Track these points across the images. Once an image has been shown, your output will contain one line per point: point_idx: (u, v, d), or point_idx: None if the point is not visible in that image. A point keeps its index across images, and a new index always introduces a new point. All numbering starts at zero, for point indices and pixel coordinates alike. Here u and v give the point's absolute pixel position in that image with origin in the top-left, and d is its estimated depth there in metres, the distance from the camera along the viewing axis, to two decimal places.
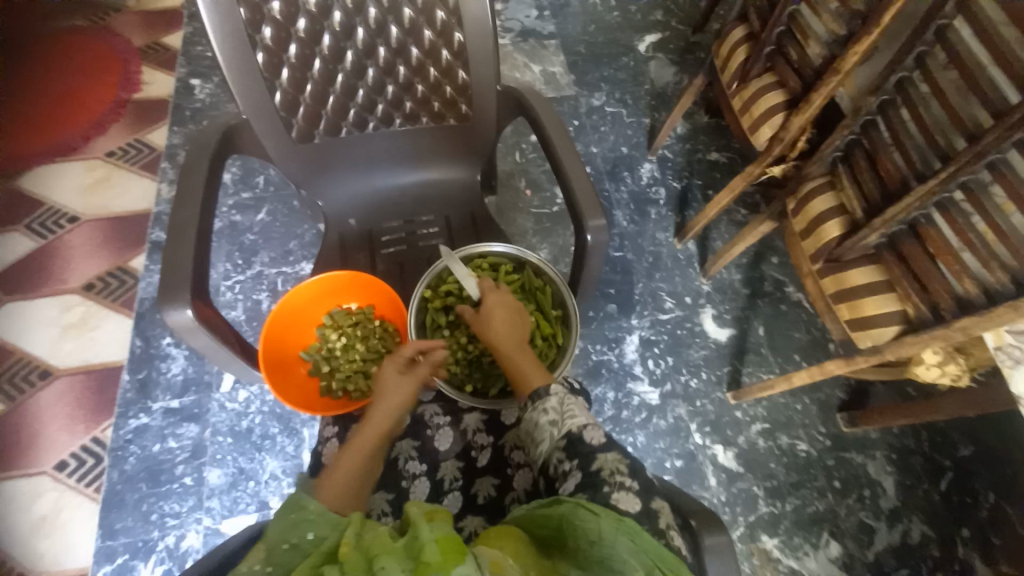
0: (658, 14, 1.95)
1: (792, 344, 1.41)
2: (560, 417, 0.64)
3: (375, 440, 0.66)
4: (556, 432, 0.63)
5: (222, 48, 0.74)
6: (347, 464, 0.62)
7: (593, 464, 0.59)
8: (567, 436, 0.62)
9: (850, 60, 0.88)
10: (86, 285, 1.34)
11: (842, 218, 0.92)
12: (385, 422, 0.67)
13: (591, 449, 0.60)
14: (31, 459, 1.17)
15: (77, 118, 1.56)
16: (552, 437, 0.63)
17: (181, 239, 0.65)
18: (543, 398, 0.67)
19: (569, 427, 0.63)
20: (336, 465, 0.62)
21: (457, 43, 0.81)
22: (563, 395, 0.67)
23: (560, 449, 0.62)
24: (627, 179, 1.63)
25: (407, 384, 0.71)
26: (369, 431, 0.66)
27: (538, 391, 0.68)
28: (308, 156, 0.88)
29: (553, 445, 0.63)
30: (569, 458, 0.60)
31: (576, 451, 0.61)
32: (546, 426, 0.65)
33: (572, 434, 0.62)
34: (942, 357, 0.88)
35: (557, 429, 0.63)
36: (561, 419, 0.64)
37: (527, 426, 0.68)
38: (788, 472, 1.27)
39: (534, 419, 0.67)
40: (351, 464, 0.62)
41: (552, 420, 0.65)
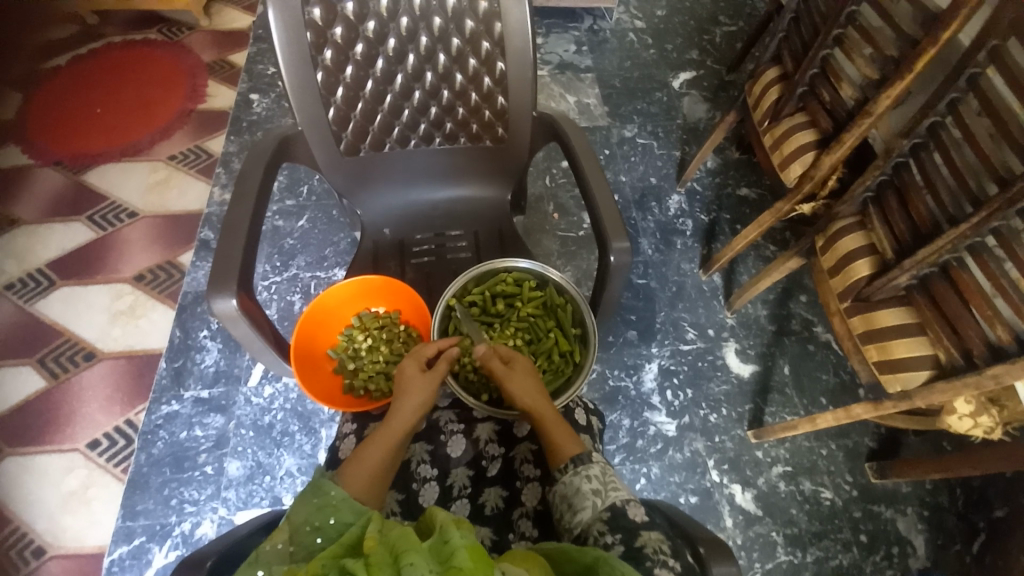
0: (693, 53, 2.01)
1: (819, 385, 1.37)
2: (603, 488, 0.64)
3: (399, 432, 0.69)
4: (599, 502, 0.62)
5: (287, 66, 0.81)
6: (372, 456, 0.65)
7: (637, 539, 0.56)
8: (610, 509, 0.61)
9: (882, 103, 0.89)
10: (137, 276, 1.44)
11: (872, 256, 0.92)
12: (409, 415, 0.70)
13: (635, 524, 0.58)
14: (66, 435, 1.24)
15: (145, 123, 1.70)
16: (594, 507, 0.62)
17: (234, 235, 0.71)
18: (586, 465, 0.66)
19: (613, 499, 0.62)
20: (361, 456, 0.65)
21: (499, 72, 0.86)
22: (606, 466, 0.67)
23: (603, 520, 0.60)
24: (655, 209, 1.65)
25: (429, 378, 0.73)
26: (391, 423, 0.69)
27: (579, 457, 0.67)
28: (353, 168, 0.94)
29: (595, 515, 0.61)
30: (611, 531, 0.58)
31: (618, 525, 0.59)
32: (587, 494, 0.64)
33: (616, 508, 0.61)
34: (975, 408, 0.85)
35: (600, 500, 0.62)
36: (604, 490, 0.63)
37: (563, 491, 0.66)
38: (810, 520, 1.22)
39: (574, 485, 0.65)
40: (375, 455, 0.66)
41: (595, 489, 0.63)
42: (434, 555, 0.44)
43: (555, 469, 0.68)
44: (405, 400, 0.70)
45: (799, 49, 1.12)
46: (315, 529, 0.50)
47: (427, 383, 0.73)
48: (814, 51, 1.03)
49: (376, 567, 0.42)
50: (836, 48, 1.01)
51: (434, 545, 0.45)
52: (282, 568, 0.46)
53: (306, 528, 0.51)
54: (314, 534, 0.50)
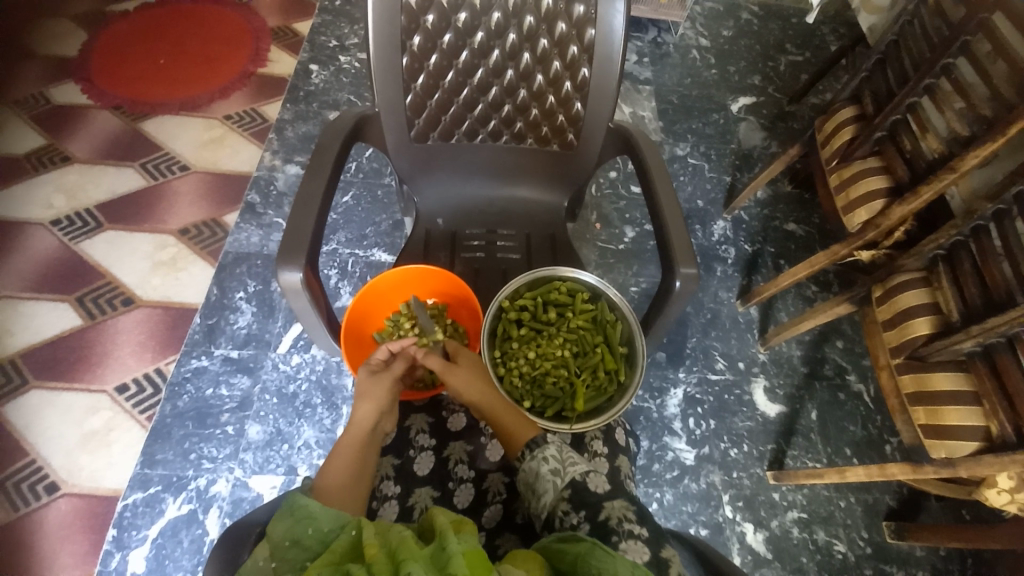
0: (755, 79, 1.97)
1: (845, 435, 1.34)
2: (561, 465, 0.65)
3: (360, 437, 0.69)
4: (559, 482, 0.63)
5: (375, 47, 0.81)
6: (338, 462, 0.66)
7: (601, 514, 0.59)
8: (571, 486, 0.63)
9: (970, 161, 0.86)
10: (182, 229, 1.46)
11: (933, 316, 0.89)
12: (368, 417, 0.71)
13: (597, 497, 0.61)
14: (97, 376, 1.27)
15: (206, 80, 1.72)
16: (556, 488, 0.63)
17: (304, 209, 0.71)
18: (541, 447, 0.67)
19: (572, 475, 0.64)
20: (328, 464, 0.66)
21: (581, 78, 0.85)
22: (561, 445, 0.68)
23: (566, 500, 0.62)
24: (698, 232, 1.62)
25: (383, 380, 0.76)
26: (351, 430, 0.70)
27: (535, 440, 0.68)
28: (420, 155, 0.94)
29: (557, 496, 0.62)
30: (575, 510, 0.60)
31: (582, 501, 0.61)
32: (547, 476, 0.65)
33: (576, 483, 0.62)
34: (1015, 484, 0.83)
35: (560, 479, 0.64)
36: (562, 468, 0.65)
37: (525, 478, 0.67)
38: (819, 571, 1.19)
39: (534, 470, 0.66)
40: (342, 460, 0.66)
41: (552, 469, 0.65)
42: (431, 562, 0.45)
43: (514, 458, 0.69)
44: (361, 404, 0.72)
45: (881, 93, 1.09)
46: (296, 541, 0.50)
47: (382, 383, 0.75)
48: (900, 97, 1.00)
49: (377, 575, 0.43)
50: (924, 98, 0.98)
51: (432, 552, 0.47)
52: None
53: (286, 542, 0.50)
54: (295, 547, 0.49)
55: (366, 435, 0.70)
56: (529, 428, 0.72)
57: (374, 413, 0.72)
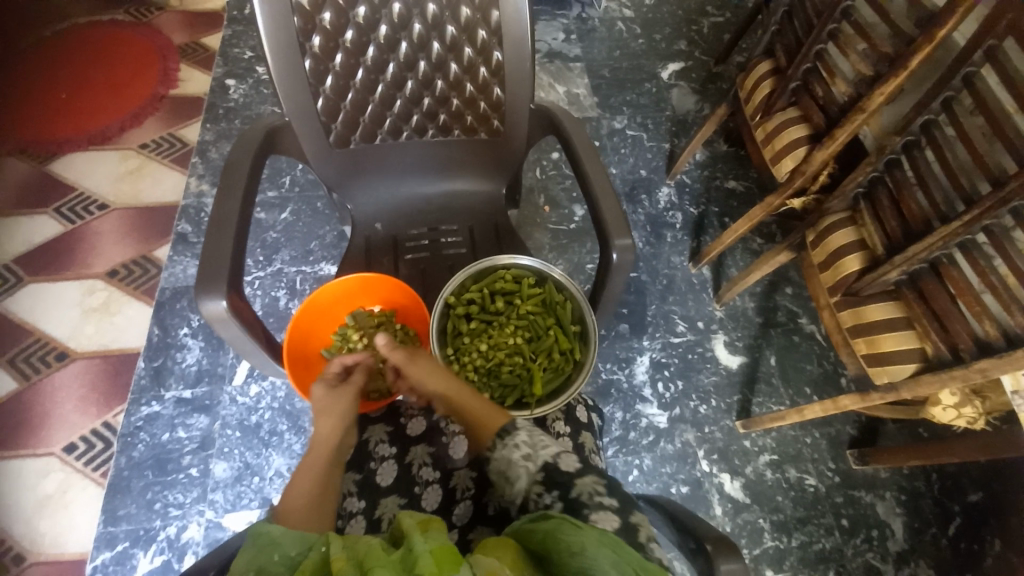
0: (681, 44, 2.00)
1: (803, 376, 1.41)
2: (533, 450, 0.64)
3: (324, 455, 0.69)
4: (532, 466, 0.63)
5: (273, 53, 0.77)
6: (302, 481, 0.65)
7: (573, 491, 0.59)
8: (543, 468, 0.62)
9: (876, 99, 0.90)
10: (110, 271, 1.37)
11: (862, 252, 0.94)
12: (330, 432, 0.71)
13: (568, 476, 0.60)
14: (40, 438, 1.18)
15: (113, 109, 1.61)
16: (528, 472, 0.62)
17: (220, 233, 0.68)
18: (512, 434, 0.66)
19: (544, 458, 0.63)
20: (292, 484, 0.65)
21: (495, 62, 0.84)
22: (532, 429, 0.67)
23: (539, 482, 0.61)
24: (645, 202, 1.65)
25: (344, 394, 0.76)
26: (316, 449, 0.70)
27: (506, 428, 0.68)
28: (344, 161, 0.91)
29: (530, 480, 0.62)
30: (548, 491, 0.60)
31: (554, 481, 0.60)
32: (519, 461, 0.64)
33: (548, 466, 0.62)
34: (959, 399, 0.88)
35: (533, 463, 0.63)
36: (535, 452, 0.63)
37: (498, 466, 0.65)
38: (795, 506, 1.26)
39: (505, 458, 0.65)
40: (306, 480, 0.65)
41: (524, 454, 0.64)
42: (400, 566, 0.44)
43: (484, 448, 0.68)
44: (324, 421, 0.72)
45: (791, 44, 1.13)
46: (262, 569, 0.48)
47: (342, 399, 0.75)
48: (807, 46, 1.03)
49: None
50: (829, 44, 1.02)
51: (400, 556, 0.45)
52: None
53: (252, 570, 0.48)
54: (262, 575, 0.48)
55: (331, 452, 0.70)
56: (501, 414, 0.71)
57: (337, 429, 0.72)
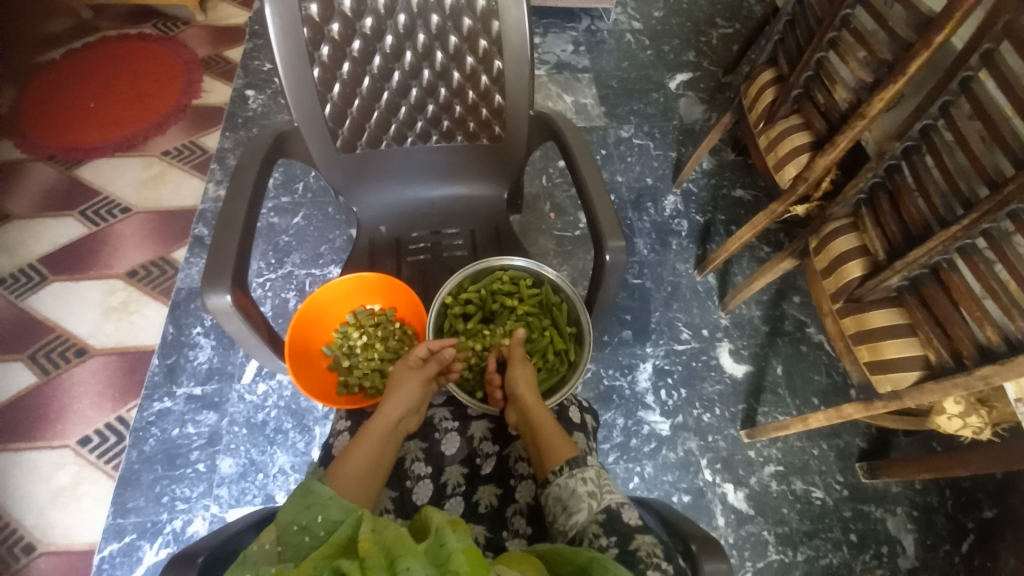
0: (690, 55, 2.02)
1: (811, 386, 1.38)
2: (598, 490, 0.64)
3: (384, 429, 0.71)
4: (595, 505, 0.63)
5: (284, 61, 0.81)
6: (358, 452, 0.68)
7: (631, 542, 0.57)
8: (605, 511, 0.62)
9: (876, 106, 0.90)
10: (130, 272, 1.43)
11: (864, 258, 0.93)
12: (395, 411, 0.74)
13: (629, 527, 0.59)
14: (57, 432, 1.23)
15: (140, 118, 1.69)
16: (591, 509, 0.62)
17: (229, 231, 0.71)
18: (582, 468, 0.67)
19: (608, 501, 0.63)
20: (349, 450, 0.69)
21: (496, 70, 0.86)
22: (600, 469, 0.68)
23: (598, 523, 0.61)
24: (650, 210, 1.65)
25: (416, 377, 0.79)
26: (376, 422, 0.72)
27: (574, 460, 0.68)
28: (350, 165, 0.94)
29: (590, 517, 0.62)
30: (606, 534, 0.59)
31: (613, 528, 0.59)
32: (583, 497, 0.64)
33: (611, 509, 0.61)
34: (964, 408, 0.86)
35: (595, 502, 0.63)
36: (600, 492, 0.64)
37: (558, 494, 0.66)
38: (801, 519, 1.23)
39: (569, 487, 0.66)
40: (362, 452, 0.68)
41: (590, 491, 0.64)
42: (431, 559, 0.45)
43: (547, 475, 0.69)
44: (395, 401, 0.75)
45: (793, 52, 1.14)
46: (302, 528, 0.49)
47: (413, 381, 0.78)
48: (809, 54, 1.04)
49: (373, 568, 0.42)
50: (830, 52, 1.02)
51: (430, 548, 0.46)
52: (271, 569, 0.45)
53: (293, 528, 0.49)
54: (303, 533, 0.49)
55: (390, 426, 0.72)
56: (569, 447, 0.71)
57: (400, 407, 0.74)
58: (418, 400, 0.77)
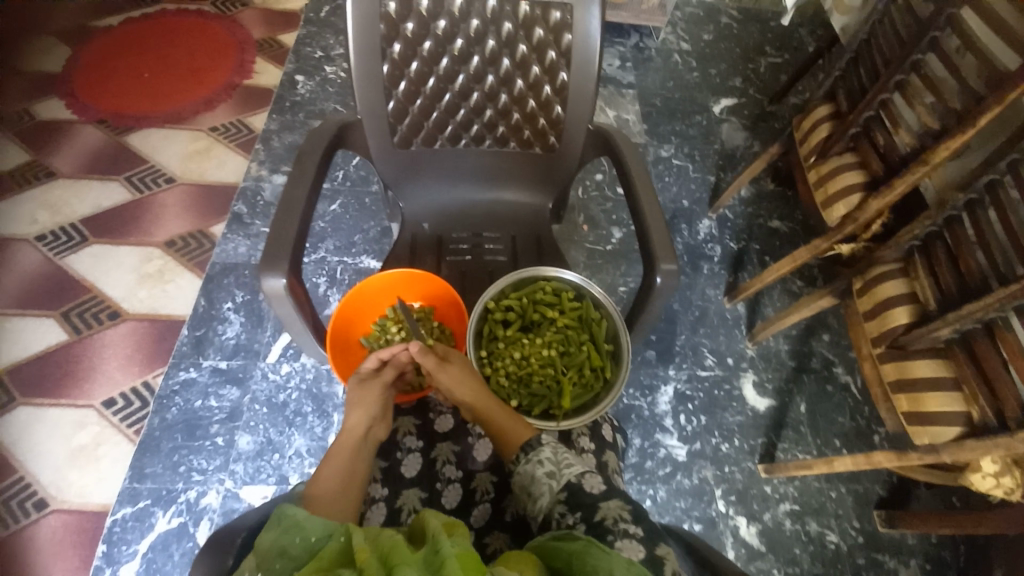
0: (736, 81, 2.01)
1: (834, 427, 1.36)
2: (557, 468, 0.67)
3: (350, 444, 0.72)
4: (555, 485, 0.65)
5: (356, 54, 0.82)
6: (328, 471, 0.68)
7: (596, 514, 0.60)
8: (566, 487, 0.64)
9: (940, 153, 0.89)
10: (168, 242, 1.45)
11: (911, 305, 0.91)
12: (359, 424, 0.74)
13: (593, 498, 0.62)
14: (84, 391, 1.25)
15: (191, 92, 1.72)
16: (552, 490, 0.65)
17: (288, 216, 0.72)
18: (536, 449, 0.69)
19: (567, 477, 0.65)
20: (319, 471, 0.69)
21: (561, 82, 0.87)
22: (556, 445, 0.70)
23: (562, 502, 0.63)
24: (684, 231, 1.64)
25: (375, 387, 0.78)
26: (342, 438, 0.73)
27: (530, 442, 0.70)
28: (404, 160, 0.95)
29: (553, 499, 0.64)
30: (570, 511, 0.62)
31: (578, 502, 0.62)
32: (543, 479, 0.67)
33: (571, 485, 0.64)
34: (1000, 467, 0.84)
35: (556, 482, 0.65)
36: (557, 470, 0.66)
37: (522, 481, 0.68)
38: (813, 562, 1.20)
39: (529, 473, 0.68)
40: (332, 469, 0.69)
41: (548, 472, 0.67)
42: (426, 565, 0.45)
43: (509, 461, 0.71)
44: (360, 416, 0.75)
45: (854, 90, 1.13)
46: (284, 549, 0.48)
47: (374, 392, 0.77)
48: (872, 95, 1.03)
49: None
50: (895, 95, 1.01)
51: (425, 554, 0.47)
52: None
53: (273, 550, 0.49)
54: (285, 555, 0.48)
55: (358, 440, 0.73)
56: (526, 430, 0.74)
57: (365, 419, 0.75)
58: (380, 409, 0.77)
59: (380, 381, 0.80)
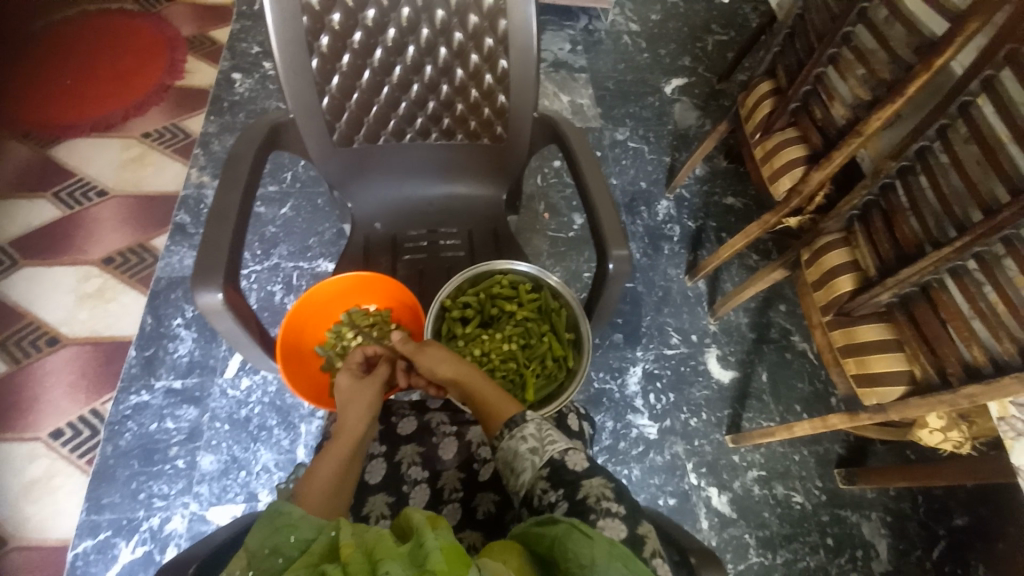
0: (686, 60, 2.03)
1: (794, 393, 1.41)
2: (540, 445, 0.64)
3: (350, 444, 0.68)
4: (538, 461, 0.63)
5: (281, 49, 0.77)
6: (324, 466, 0.64)
7: (579, 492, 0.58)
8: (548, 464, 0.62)
9: (873, 124, 0.92)
10: (106, 259, 1.37)
11: (855, 273, 0.94)
12: (359, 421, 0.71)
13: (575, 475, 0.60)
14: (27, 423, 1.17)
15: (119, 97, 1.61)
16: (534, 467, 0.62)
17: (221, 226, 0.68)
18: (521, 426, 0.66)
19: (551, 454, 0.63)
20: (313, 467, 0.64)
21: (501, 70, 0.85)
22: (541, 421, 0.66)
23: (544, 478, 0.61)
24: (644, 213, 1.66)
25: (370, 384, 0.76)
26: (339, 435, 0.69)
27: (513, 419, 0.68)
28: (348, 159, 0.92)
29: (535, 474, 0.62)
30: (552, 488, 0.59)
31: (560, 479, 0.60)
32: (527, 455, 0.64)
33: (554, 462, 0.61)
34: (946, 423, 0.89)
35: (539, 457, 0.63)
36: (541, 447, 0.64)
37: (505, 457, 0.66)
38: (781, 523, 1.26)
39: (513, 449, 0.65)
40: (329, 466, 0.64)
41: (531, 448, 0.64)
42: (411, 560, 0.43)
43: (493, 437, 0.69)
44: (350, 411, 0.72)
45: (793, 65, 1.15)
46: (274, 550, 0.46)
47: (368, 390, 0.75)
48: (808, 69, 1.05)
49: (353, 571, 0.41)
50: (829, 68, 1.04)
51: (411, 548, 0.45)
52: None
53: (264, 551, 0.46)
54: (272, 557, 0.46)
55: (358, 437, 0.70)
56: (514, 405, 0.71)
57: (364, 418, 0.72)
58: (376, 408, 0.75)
59: (366, 376, 0.78)
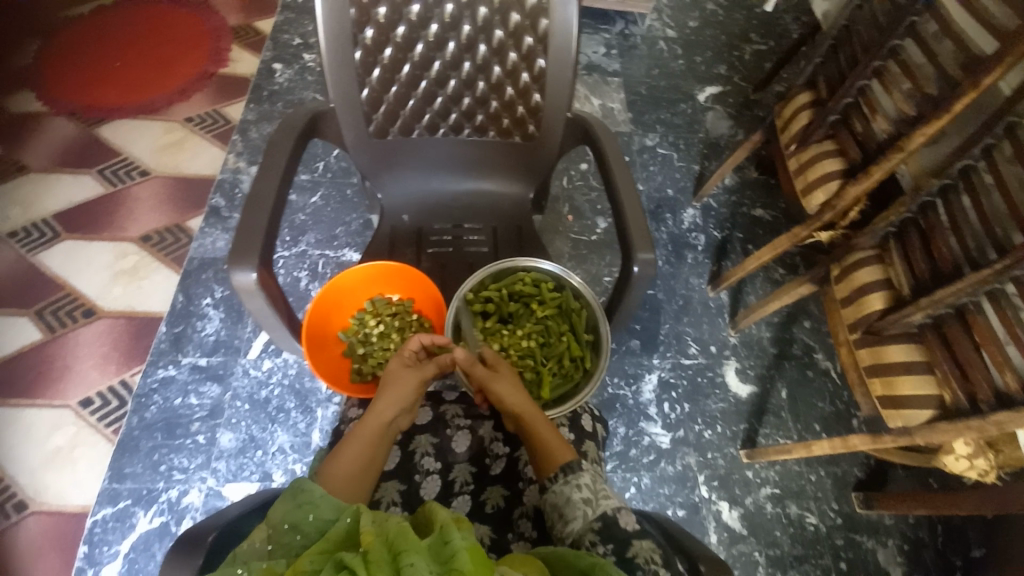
0: (721, 68, 2.00)
1: (814, 412, 1.38)
2: (593, 497, 0.64)
3: (376, 431, 0.70)
4: (590, 512, 0.63)
5: (327, 40, 0.80)
6: (350, 451, 0.68)
7: (629, 550, 0.58)
8: (601, 518, 0.62)
9: (916, 140, 0.89)
10: (143, 237, 1.42)
11: (887, 291, 0.92)
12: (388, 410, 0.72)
13: (627, 533, 0.59)
14: (59, 391, 1.23)
15: (164, 82, 1.67)
16: (586, 517, 0.62)
17: (257, 209, 0.70)
18: (576, 473, 0.67)
19: (603, 508, 0.63)
20: (340, 451, 0.68)
21: (538, 69, 0.85)
22: (595, 474, 0.67)
23: (594, 531, 0.61)
24: (669, 221, 1.64)
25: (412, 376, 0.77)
26: (369, 420, 0.71)
27: (571, 465, 0.68)
28: (380, 151, 0.93)
29: (586, 525, 0.62)
30: (603, 542, 0.59)
31: (610, 535, 0.60)
32: (578, 503, 0.64)
33: (607, 517, 0.62)
34: (973, 450, 0.86)
35: (590, 509, 0.63)
36: (595, 499, 0.64)
37: (554, 500, 0.66)
38: (792, 543, 1.23)
39: (564, 494, 0.66)
40: (353, 453, 0.68)
41: (586, 498, 0.64)
42: (434, 556, 0.45)
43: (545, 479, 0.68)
44: (384, 397, 0.74)
45: (834, 77, 1.12)
46: (294, 527, 0.50)
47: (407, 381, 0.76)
48: (850, 81, 1.03)
49: (376, 564, 0.42)
50: (873, 81, 1.01)
51: (433, 544, 0.46)
52: (263, 565, 0.45)
53: (284, 526, 0.50)
54: (293, 532, 0.50)
55: (383, 426, 0.71)
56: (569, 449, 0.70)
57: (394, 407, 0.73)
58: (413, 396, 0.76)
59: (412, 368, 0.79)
